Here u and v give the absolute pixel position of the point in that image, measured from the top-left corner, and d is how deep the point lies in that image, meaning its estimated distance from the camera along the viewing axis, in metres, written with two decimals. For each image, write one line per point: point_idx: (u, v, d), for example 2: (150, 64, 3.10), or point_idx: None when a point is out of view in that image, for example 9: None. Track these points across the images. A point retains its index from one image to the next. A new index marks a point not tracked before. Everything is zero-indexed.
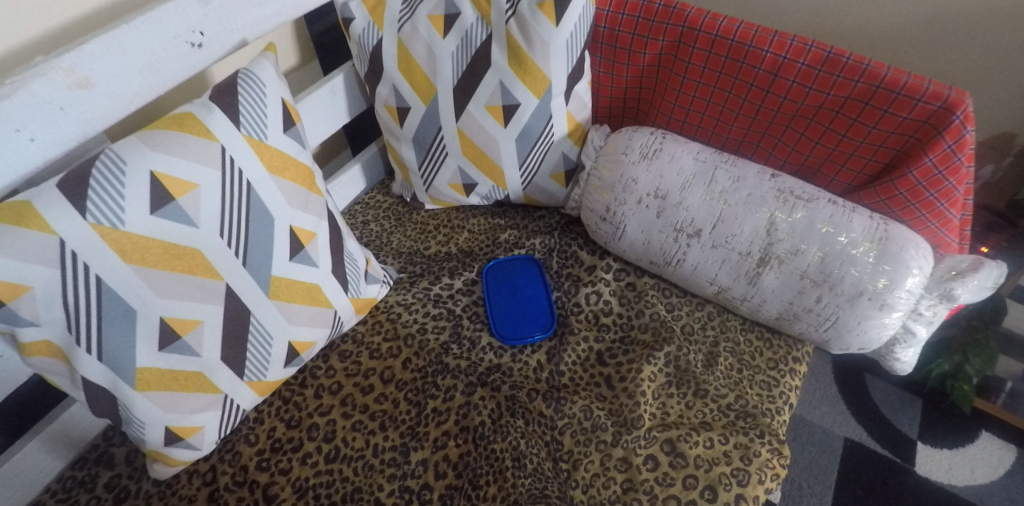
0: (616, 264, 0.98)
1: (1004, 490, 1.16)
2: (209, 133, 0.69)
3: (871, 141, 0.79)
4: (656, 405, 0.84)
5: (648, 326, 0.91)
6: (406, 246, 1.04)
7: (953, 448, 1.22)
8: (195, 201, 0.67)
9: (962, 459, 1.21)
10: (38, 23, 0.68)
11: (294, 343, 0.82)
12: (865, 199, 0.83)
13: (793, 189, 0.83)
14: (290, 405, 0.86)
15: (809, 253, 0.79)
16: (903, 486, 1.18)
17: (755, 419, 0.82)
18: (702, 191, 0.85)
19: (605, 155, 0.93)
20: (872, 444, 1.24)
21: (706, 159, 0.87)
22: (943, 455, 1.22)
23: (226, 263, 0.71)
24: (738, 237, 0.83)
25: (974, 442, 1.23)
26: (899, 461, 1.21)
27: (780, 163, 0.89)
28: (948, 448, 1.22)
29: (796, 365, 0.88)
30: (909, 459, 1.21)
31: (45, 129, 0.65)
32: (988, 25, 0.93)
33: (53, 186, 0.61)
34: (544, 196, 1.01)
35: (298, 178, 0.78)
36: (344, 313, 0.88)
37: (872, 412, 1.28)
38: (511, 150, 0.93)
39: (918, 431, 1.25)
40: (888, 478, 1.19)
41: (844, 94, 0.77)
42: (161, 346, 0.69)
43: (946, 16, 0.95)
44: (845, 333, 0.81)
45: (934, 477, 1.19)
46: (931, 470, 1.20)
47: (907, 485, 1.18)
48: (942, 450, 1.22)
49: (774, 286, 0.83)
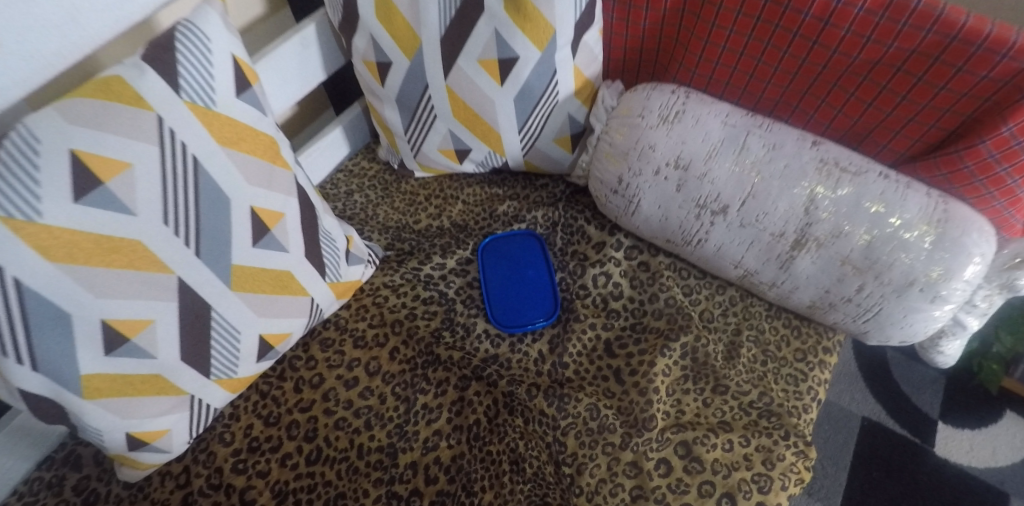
0: (628, 240, 0.87)
1: None
2: (142, 101, 0.57)
3: (937, 104, 0.67)
4: (670, 402, 0.75)
5: (662, 312, 0.81)
6: (393, 219, 0.94)
7: (976, 428, 1.16)
8: (128, 184, 0.57)
9: (984, 440, 1.14)
10: None
11: (266, 336, 0.73)
12: (922, 172, 0.71)
13: (837, 159, 0.71)
14: (267, 400, 0.78)
15: (853, 235, 0.69)
16: (920, 468, 1.12)
17: (781, 419, 0.74)
18: (730, 160, 0.73)
19: (618, 117, 0.80)
20: (890, 423, 1.17)
21: (736, 122, 0.75)
22: (964, 436, 1.15)
23: (176, 255, 0.62)
24: (772, 215, 0.72)
25: (997, 422, 1.16)
26: (917, 442, 1.15)
27: (822, 128, 0.77)
28: (971, 428, 1.15)
29: (826, 356, 0.79)
30: (929, 439, 1.15)
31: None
32: None
33: None
34: (547, 162, 0.89)
35: (258, 149, 0.66)
36: (323, 299, 0.79)
37: (891, 390, 1.21)
38: (509, 111, 0.81)
39: (939, 411, 1.18)
40: (905, 459, 1.13)
41: (910, 48, 0.64)
42: (107, 351, 0.60)
43: None
44: (887, 326, 0.72)
45: (953, 458, 1.13)
46: (951, 452, 1.14)
47: (924, 466, 1.12)
48: (963, 430, 1.15)
49: (810, 272, 0.73)
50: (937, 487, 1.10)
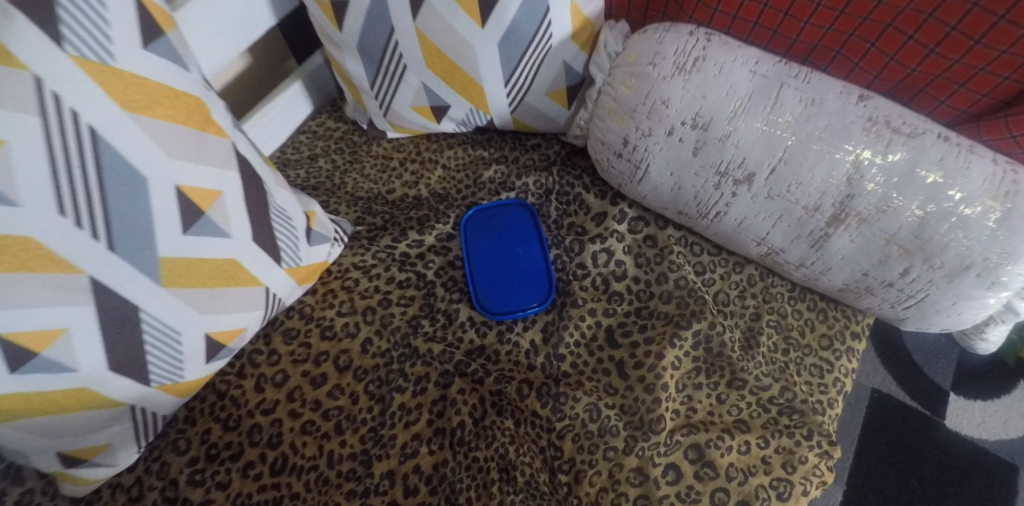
0: (634, 211, 0.75)
1: None
2: (12, 57, 0.44)
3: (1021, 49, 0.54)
4: (679, 399, 0.66)
5: (671, 295, 0.71)
6: (363, 188, 0.82)
7: (987, 400, 1.09)
8: (4, 167, 0.44)
9: (997, 411, 1.08)
10: None
11: (214, 335, 0.63)
12: (988, 135, 0.59)
13: (888, 118, 0.59)
14: (226, 401, 0.69)
15: (904, 211, 0.58)
16: (929, 441, 1.06)
17: (804, 417, 0.65)
18: (759, 119, 0.61)
19: (623, 66, 0.67)
20: (900, 395, 1.11)
21: (766, 72, 0.62)
22: (976, 407, 1.09)
23: (85, 251, 0.50)
24: (807, 186, 0.61)
25: (1009, 393, 1.10)
26: (928, 414, 1.09)
27: (868, 79, 0.64)
28: (983, 400, 1.09)
29: (855, 343, 0.70)
30: (940, 411, 1.09)
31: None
32: None
33: None
34: (539, 120, 0.76)
35: (179, 114, 0.54)
36: (280, 287, 0.68)
37: (903, 360, 1.14)
38: (493, 60, 0.68)
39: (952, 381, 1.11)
40: (914, 433, 1.07)
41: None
42: (11, 369, 0.50)
43: None
44: (931, 313, 0.63)
45: (965, 431, 1.07)
46: (962, 424, 1.08)
47: (934, 440, 1.06)
48: (976, 402, 1.09)
49: (846, 252, 0.62)
50: (946, 461, 1.05)
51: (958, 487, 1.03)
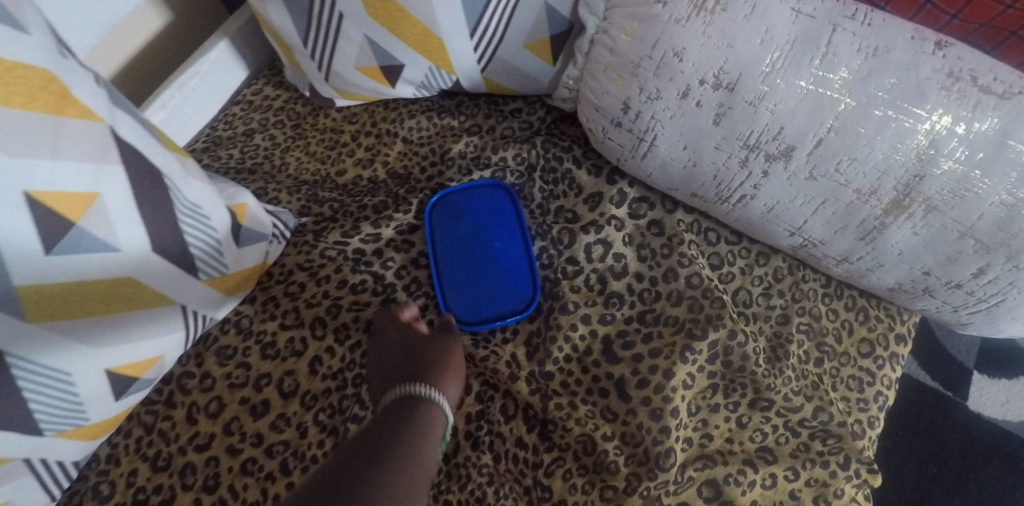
0: (635, 191, 0.62)
1: None
2: None
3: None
4: (692, 424, 0.55)
5: (682, 295, 0.58)
6: (308, 170, 0.68)
7: (1014, 379, 0.90)
8: None
9: None
10: None
11: (117, 369, 0.51)
12: None
13: (974, 73, 0.44)
14: (153, 436, 0.58)
15: (987, 197, 0.44)
16: (948, 425, 0.87)
17: (840, 441, 0.54)
18: (805, 76, 0.46)
19: (621, 5, 0.51)
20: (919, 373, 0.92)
21: (814, 10, 0.46)
22: (1001, 386, 0.90)
23: None
24: (862, 163, 0.47)
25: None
26: (949, 396, 0.89)
27: (942, 20, 0.48)
28: (1009, 378, 0.89)
29: (899, 347, 0.58)
30: (961, 392, 0.89)
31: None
32: None
33: None
34: (517, 80, 0.61)
35: (16, 95, 0.40)
36: (200, 302, 0.55)
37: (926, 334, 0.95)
38: (451, 1, 0.52)
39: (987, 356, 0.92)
40: (935, 415, 0.88)
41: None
42: None
43: None
44: (1001, 320, 0.51)
45: (987, 413, 0.88)
46: (984, 405, 0.89)
47: (957, 424, 0.88)
48: (1000, 381, 0.90)
49: (906, 247, 0.50)
50: (967, 447, 0.86)
51: (980, 475, 0.84)
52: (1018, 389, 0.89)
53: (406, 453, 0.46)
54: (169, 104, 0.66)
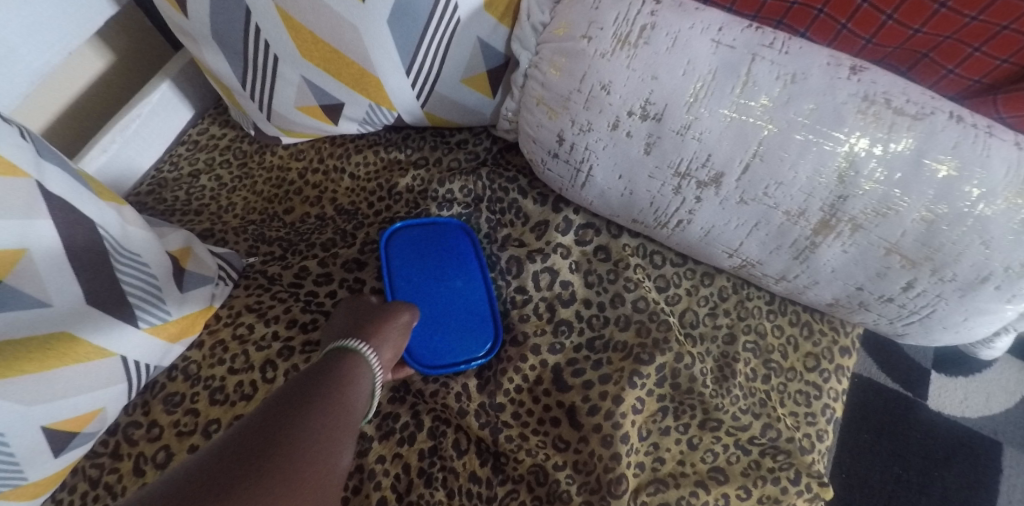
0: (581, 218, 0.62)
1: None
2: None
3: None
4: (644, 449, 0.55)
5: (630, 320, 0.59)
6: (256, 210, 0.68)
7: (970, 375, 0.93)
8: None
9: (979, 386, 0.93)
10: None
11: (56, 425, 0.50)
12: (1007, 111, 0.47)
13: (888, 95, 0.46)
14: (98, 490, 0.56)
15: (908, 214, 0.46)
16: (912, 426, 0.90)
17: (790, 457, 0.55)
18: (727, 104, 0.47)
19: (551, 41, 0.52)
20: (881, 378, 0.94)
21: (732, 41, 0.48)
22: (958, 384, 0.92)
23: None
24: (788, 186, 0.48)
25: (990, 366, 0.93)
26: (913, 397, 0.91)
27: (858, 44, 0.50)
28: (964, 376, 0.92)
29: (845, 359, 0.59)
30: (922, 393, 0.92)
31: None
32: None
33: None
34: (458, 113, 0.61)
35: None
36: (144, 352, 0.54)
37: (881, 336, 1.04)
38: (386, 44, 0.53)
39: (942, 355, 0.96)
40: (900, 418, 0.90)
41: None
42: None
43: None
44: (936, 329, 0.52)
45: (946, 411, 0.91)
46: (944, 404, 0.91)
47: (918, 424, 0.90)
48: (957, 379, 0.93)
49: (837, 264, 0.51)
50: (931, 447, 0.88)
51: (944, 472, 0.86)
52: (973, 386, 0.92)
53: (334, 414, 0.45)
54: (110, 148, 0.65)
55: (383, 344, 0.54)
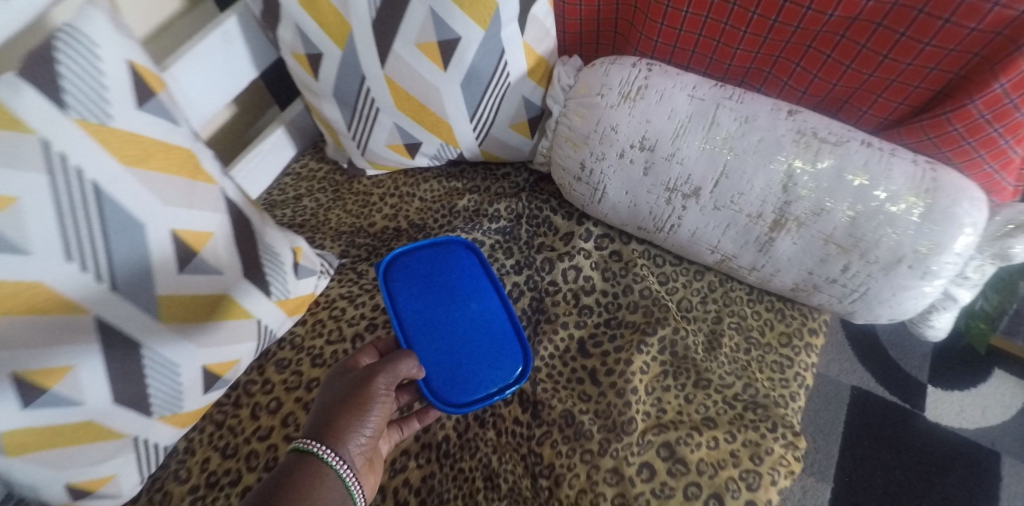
0: (598, 229, 0.81)
1: (1017, 429, 1.12)
2: (21, 123, 0.50)
3: (940, 43, 0.58)
4: (650, 401, 0.71)
5: (638, 304, 0.76)
6: (346, 224, 0.87)
7: (965, 389, 1.16)
8: (17, 222, 0.50)
9: None
10: None
11: (212, 367, 0.67)
12: (907, 138, 0.65)
13: (816, 129, 0.65)
14: (223, 430, 0.74)
15: (836, 212, 0.63)
16: (884, 418, 1.14)
17: (767, 410, 0.69)
18: (700, 138, 0.67)
19: (575, 98, 0.73)
20: (879, 390, 1.16)
21: (703, 95, 0.68)
22: None
23: (90, 292, 0.55)
24: (748, 195, 0.66)
25: (987, 382, 1.17)
26: (908, 408, 1.14)
27: (797, 95, 0.69)
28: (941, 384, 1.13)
29: (812, 339, 0.74)
30: (920, 404, 1.15)
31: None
32: None
33: None
34: (505, 150, 0.82)
35: (171, 165, 0.60)
36: (271, 319, 0.73)
37: (877, 354, 1.21)
38: (457, 99, 0.74)
39: (910, 368, 1.18)
40: (879, 412, 1.14)
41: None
42: (25, 404, 0.55)
43: None
44: (875, 305, 0.67)
45: (942, 420, 1.13)
46: (942, 414, 1.14)
47: (899, 422, 1.13)
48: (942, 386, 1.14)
49: (790, 254, 0.68)
50: (932, 451, 1.10)
51: (944, 479, 1.07)
52: (970, 400, 1.15)
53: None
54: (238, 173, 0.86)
55: (359, 424, 0.59)
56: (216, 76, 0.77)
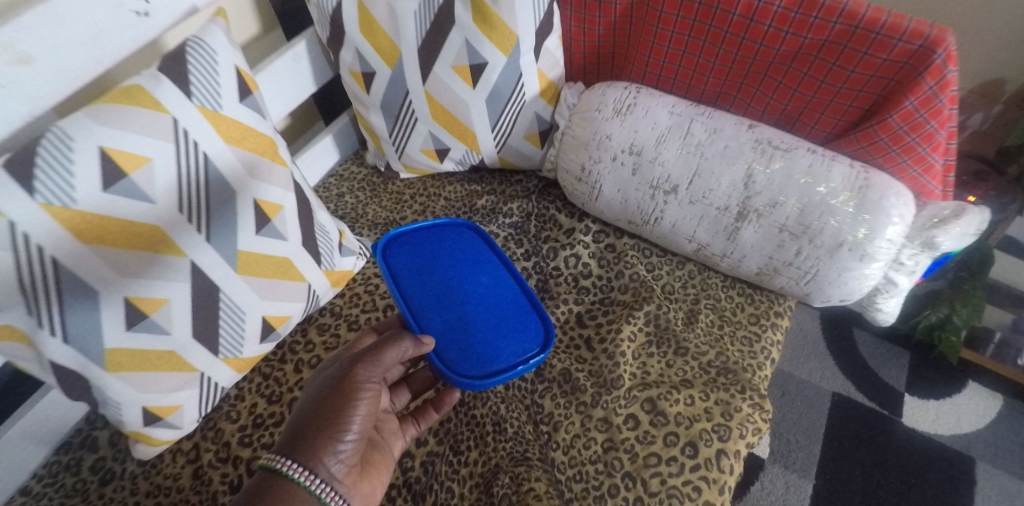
0: (596, 226, 0.96)
1: (988, 436, 1.21)
2: (160, 105, 0.66)
3: (862, 70, 0.74)
4: (636, 364, 0.83)
5: (628, 286, 0.89)
6: (381, 217, 1.01)
7: (940, 398, 1.25)
8: (149, 177, 0.65)
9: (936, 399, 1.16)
10: (84, 49, 0.67)
11: (269, 318, 0.81)
12: (847, 148, 0.80)
13: (771, 139, 0.81)
14: (270, 380, 0.86)
15: (788, 205, 0.77)
16: (865, 423, 1.23)
17: (736, 375, 0.81)
18: (678, 145, 0.82)
19: (579, 113, 0.90)
20: (859, 397, 1.26)
21: (681, 111, 0.84)
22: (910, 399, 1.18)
23: (190, 241, 0.70)
24: (717, 191, 0.81)
25: (961, 393, 1.26)
26: (885, 414, 1.24)
27: (758, 114, 0.85)
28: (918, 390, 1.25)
29: (778, 319, 0.87)
30: (897, 411, 1.24)
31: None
32: None
33: (100, 191, 0.62)
34: (519, 158, 0.98)
35: (260, 149, 0.76)
36: (319, 286, 0.86)
37: (857, 363, 1.30)
38: (482, 112, 0.91)
39: (888, 376, 1.28)
40: (859, 417, 1.23)
41: (832, 20, 0.72)
42: (128, 327, 0.68)
43: None
44: (826, 285, 0.80)
45: (920, 427, 1.22)
46: (918, 421, 1.22)
47: (877, 427, 1.22)
48: (927, 401, 1.25)
49: (753, 241, 0.81)
50: (907, 455, 1.18)
51: (920, 479, 1.16)
52: (945, 408, 1.24)
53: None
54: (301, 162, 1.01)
55: (336, 431, 0.64)
56: (286, 87, 0.92)
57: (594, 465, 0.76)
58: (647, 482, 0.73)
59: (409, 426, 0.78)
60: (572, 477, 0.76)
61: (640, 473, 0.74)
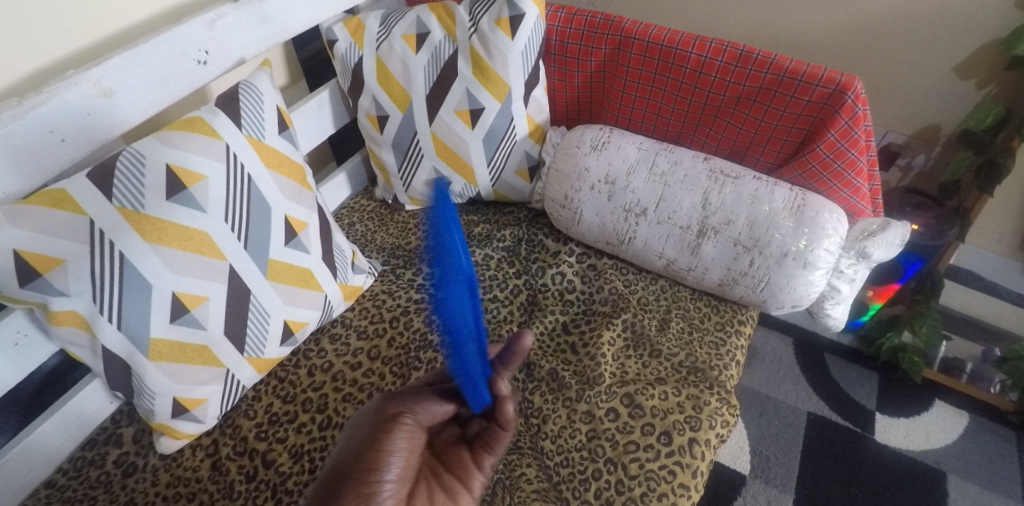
0: (579, 248, 1.09)
1: (956, 451, 1.28)
2: (215, 132, 0.80)
3: (792, 110, 0.90)
4: (616, 366, 0.93)
5: (608, 298, 1.01)
6: (388, 242, 1.15)
7: (909, 417, 1.34)
8: (204, 190, 0.78)
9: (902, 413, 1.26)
10: (154, 88, 0.82)
11: (290, 323, 0.91)
12: (787, 175, 0.95)
13: (723, 169, 0.95)
14: (285, 383, 0.95)
15: (738, 222, 0.91)
16: (839, 440, 1.30)
17: (704, 373, 0.91)
18: (646, 174, 0.97)
19: (562, 150, 1.05)
20: (833, 416, 1.34)
21: (648, 147, 1.00)
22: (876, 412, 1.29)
23: (231, 247, 0.82)
24: (680, 212, 0.94)
25: (929, 411, 1.35)
26: (858, 431, 1.31)
27: (713, 149, 1.01)
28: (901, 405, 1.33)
29: (741, 327, 0.98)
30: (869, 428, 1.32)
31: (63, 123, 0.73)
32: (906, 45, 1.14)
33: (162, 198, 0.75)
34: (511, 191, 1.12)
35: (291, 174, 0.89)
36: (333, 297, 0.97)
37: (830, 385, 1.39)
38: (479, 150, 1.06)
39: (858, 397, 1.37)
40: (834, 435, 1.31)
41: (763, 71, 0.89)
42: (172, 319, 0.78)
43: (868, 25, 1.15)
44: (778, 292, 0.91)
45: (893, 443, 1.29)
46: (890, 437, 1.30)
47: (851, 443, 1.30)
48: (898, 419, 1.33)
49: (714, 254, 0.94)
50: (882, 469, 1.26)
51: (894, 492, 1.22)
52: (915, 426, 1.32)
53: None
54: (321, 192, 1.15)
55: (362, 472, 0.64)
56: (310, 128, 1.08)
57: (579, 452, 0.84)
58: (628, 466, 0.81)
59: (485, 455, 0.69)
60: (560, 462, 0.84)
61: (621, 458, 0.82)
